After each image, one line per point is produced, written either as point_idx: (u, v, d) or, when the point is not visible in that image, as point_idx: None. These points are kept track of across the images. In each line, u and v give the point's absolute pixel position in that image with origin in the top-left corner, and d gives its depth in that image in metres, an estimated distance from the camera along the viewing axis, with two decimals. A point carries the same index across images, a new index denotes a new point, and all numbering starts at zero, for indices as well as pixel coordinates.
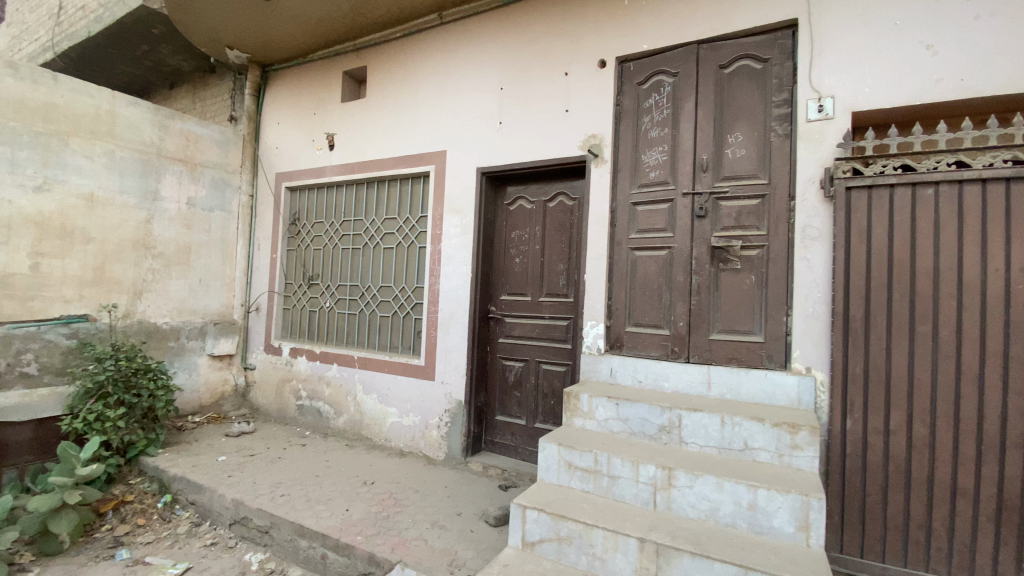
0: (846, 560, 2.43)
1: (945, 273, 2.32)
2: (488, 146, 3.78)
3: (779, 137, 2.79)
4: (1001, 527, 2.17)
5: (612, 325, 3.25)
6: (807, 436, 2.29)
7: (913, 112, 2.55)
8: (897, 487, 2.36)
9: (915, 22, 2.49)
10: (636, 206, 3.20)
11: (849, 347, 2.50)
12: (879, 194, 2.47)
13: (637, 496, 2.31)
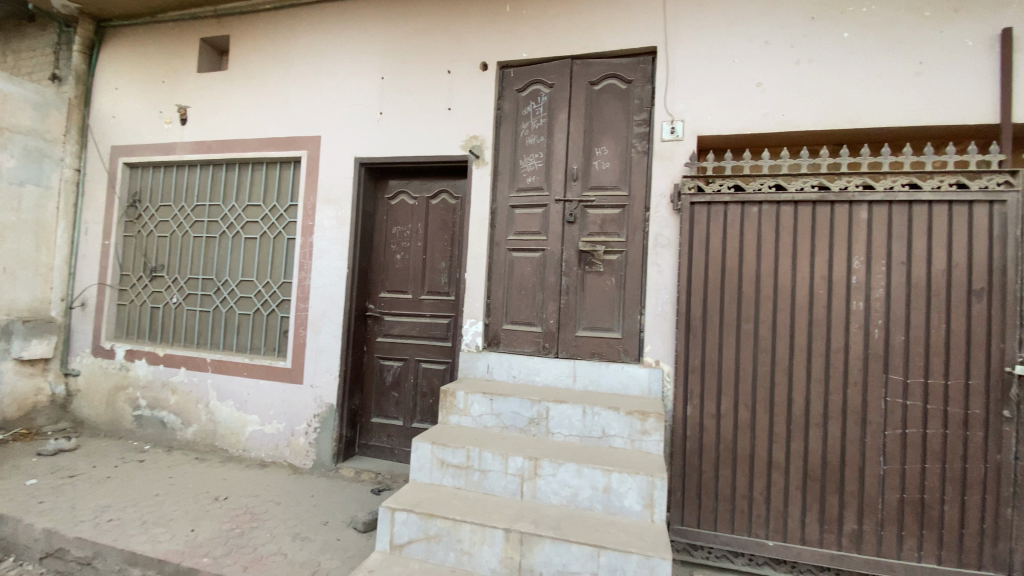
0: (686, 530, 2.76)
1: (765, 279, 2.74)
2: (367, 136, 3.63)
3: (639, 153, 3.09)
4: (806, 492, 2.62)
5: (489, 323, 3.32)
6: (654, 422, 2.56)
7: (746, 139, 2.96)
8: (727, 464, 2.74)
9: (748, 62, 2.90)
10: (514, 208, 3.31)
11: (690, 342, 2.84)
12: (716, 210, 2.83)
13: (506, 488, 2.40)
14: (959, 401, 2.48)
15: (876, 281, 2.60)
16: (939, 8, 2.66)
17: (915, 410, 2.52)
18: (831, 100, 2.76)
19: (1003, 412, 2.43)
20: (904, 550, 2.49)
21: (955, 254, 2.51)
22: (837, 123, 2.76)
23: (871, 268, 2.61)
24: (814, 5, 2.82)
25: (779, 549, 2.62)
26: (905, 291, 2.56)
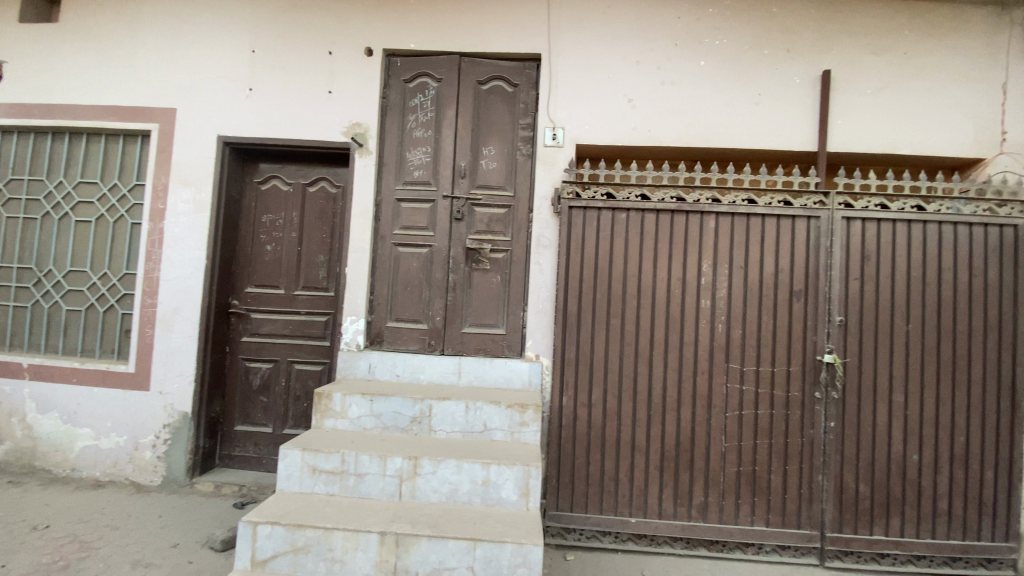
0: (560, 515, 2.91)
1: (632, 278, 2.99)
2: (235, 114, 3.29)
3: (524, 156, 3.19)
4: (662, 471, 2.92)
5: (371, 321, 3.20)
6: (532, 414, 2.66)
7: (619, 150, 3.19)
8: (596, 450, 2.95)
9: (623, 78, 3.12)
10: (398, 202, 3.22)
11: (566, 336, 2.99)
12: (592, 214, 3.01)
13: (383, 490, 2.34)
14: (782, 385, 2.92)
15: (721, 283, 2.97)
16: (775, 49, 3.09)
17: (749, 394, 2.93)
18: (691, 120, 3.08)
19: (814, 393, 2.91)
20: (741, 516, 2.89)
21: (781, 261, 2.95)
22: (694, 141, 3.08)
23: (717, 271, 2.97)
24: (678, 33, 3.12)
25: (640, 524, 2.88)
26: (744, 292, 2.96)
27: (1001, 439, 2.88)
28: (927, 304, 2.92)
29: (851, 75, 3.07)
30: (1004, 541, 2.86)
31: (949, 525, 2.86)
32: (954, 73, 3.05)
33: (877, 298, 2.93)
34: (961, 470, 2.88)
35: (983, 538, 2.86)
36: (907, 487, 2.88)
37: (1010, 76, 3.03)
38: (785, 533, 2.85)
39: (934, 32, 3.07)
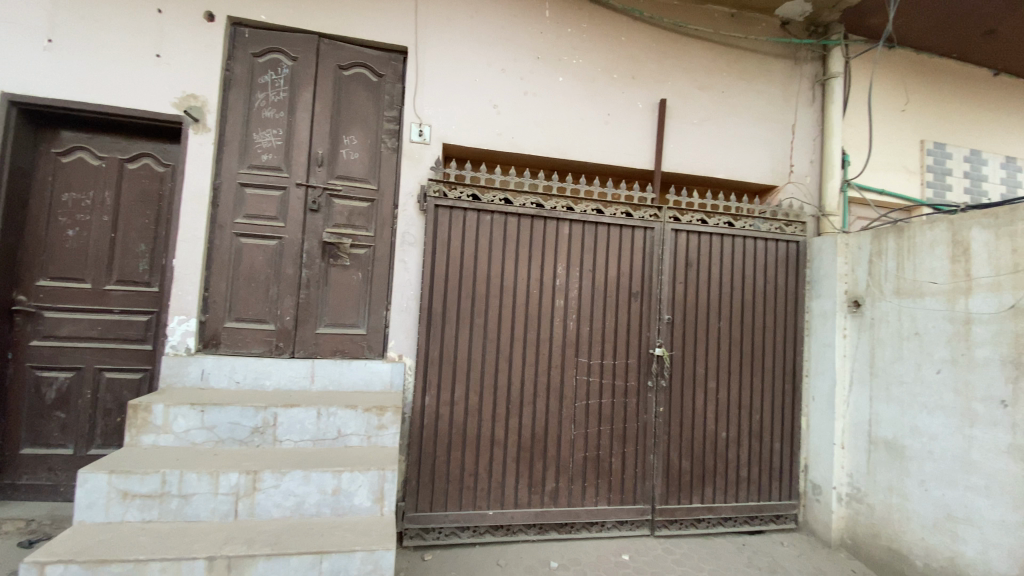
0: (419, 516, 2.89)
1: (494, 278, 3.07)
2: (24, 67, 2.67)
3: (388, 150, 3.09)
4: (519, 462, 3.06)
5: (206, 321, 2.85)
6: (391, 416, 2.60)
7: (483, 153, 3.25)
8: (457, 447, 2.98)
9: (488, 82, 3.18)
10: (242, 188, 2.91)
11: (429, 335, 2.97)
12: (456, 214, 3.03)
13: (215, 510, 2.10)
14: (622, 375, 3.25)
15: (573, 283, 3.20)
16: (623, 74, 3.40)
17: (595, 384, 3.20)
18: (551, 130, 3.26)
19: (647, 381, 3.28)
20: (587, 498, 3.15)
21: (623, 265, 3.28)
22: (554, 151, 3.27)
23: (569, 273, 3.19)
24: (541, 46, 3.27)
25: (497, 516, 2.98)
26: (592, 292, 3.22)
27: (785, 415, 3.54)
28: (735, 304, 3.47)
29: (684, 105, 3.51)
30: (787, 498, 3.52)
31: (749, 489, 3.44)
32: (760, 113, 3.65)
33: (699, 299, 3.41)
34: (757, 443, 3.47)
35: (772, 497, 3.48)
36: (719, 459, 3.39)
37: (797, 120, 3.71)
38: (623, 509, 3.18)
39: (746, 76, 3.64)
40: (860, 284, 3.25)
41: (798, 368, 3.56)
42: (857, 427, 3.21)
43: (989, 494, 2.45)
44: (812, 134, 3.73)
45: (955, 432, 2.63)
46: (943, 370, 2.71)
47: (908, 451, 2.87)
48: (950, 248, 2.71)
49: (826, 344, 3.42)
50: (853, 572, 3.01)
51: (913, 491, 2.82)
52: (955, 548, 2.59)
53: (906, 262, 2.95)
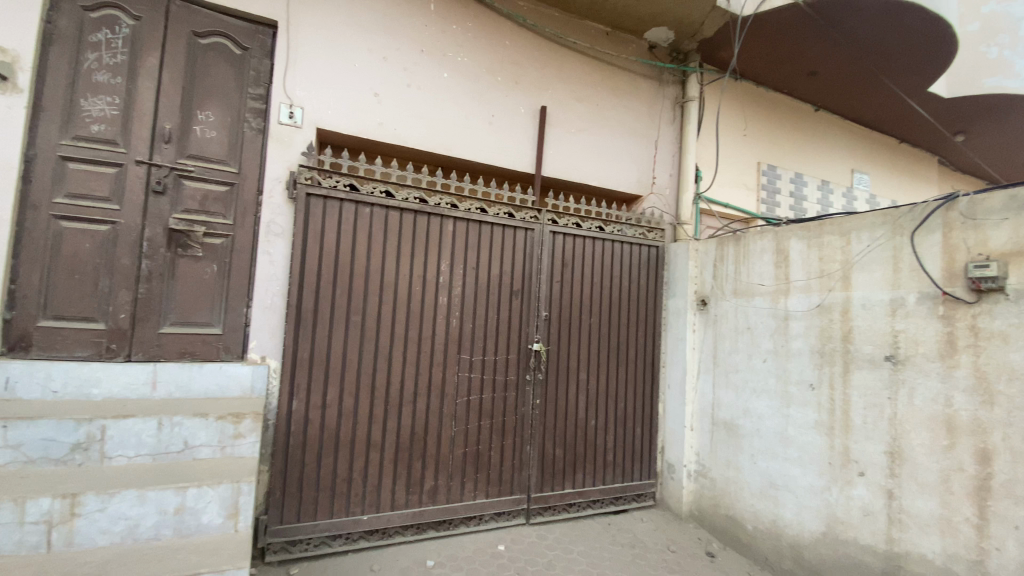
0: (285, 529, 2.69)
1: (372, 274, 2.96)
2: None
3: (252, 130, 2.82)
4: (396, 464, 2.99)
5: (13, 318, 2.36)
6: (249, 424, 2.41)
7: (362, 142, 3.12)
8: (329, 452, 2.82)
9: (368, 70, 3.05)
10: (62, 161, 2.45)
11: (299, 335, 2.77)
12: (331, 205, 2.86)
13: (22, 542, 1.75)
14: (501, 371, 3.33)
15: (454, 280, 3.19)
16: (506, 77, 3.48)
17: (475, 380, 3.23)
18: (434, 126, 3.22)
19: (525, 376, 3.41)
20: (466, 493, 3.18)
21: (504, 263, 3.36)
22: (437, 147, 3.24)
23: (451, 270, 3.18)
24: (425, 39, 3.22)
25: (372, 520, 2.89)
26: (473, 289, 3.25)
27: (646, 402, 3.90)
28: (605, 302, 3.74)
29: (562, 114, 3.69)
30: (647, 478, 3.88)
31: (614, 472, 3.73)
32: (629, 127, 3.97)
33: (573, 297, 3.61)
34: (622, 430, 3.78)
35: (635, 478, 3.82)
36: (589, 447, 3.63)
37: (661, 136, 4.10)
38: (501, 501, 3.27)
39: (618, 92, 3.93)
40: (707, 285, 3.69)
41: (657, 360, 3.95)
42: (702, 411, 3.65)
43: (801, 463, 2.92)
44: (672, 150, 4.15)
45: (776, 412, 3.09)
46: (768, 359, 3.18)
47: (742, 430, 3.32)
48: (775, 256, 3.18)
49: (679, 338, 3.83)
50: (699, 539, 3.42)
51: (746, 465, 3.27)
52: (776, 511, 3.05)
53: (741, 267, 3.41)
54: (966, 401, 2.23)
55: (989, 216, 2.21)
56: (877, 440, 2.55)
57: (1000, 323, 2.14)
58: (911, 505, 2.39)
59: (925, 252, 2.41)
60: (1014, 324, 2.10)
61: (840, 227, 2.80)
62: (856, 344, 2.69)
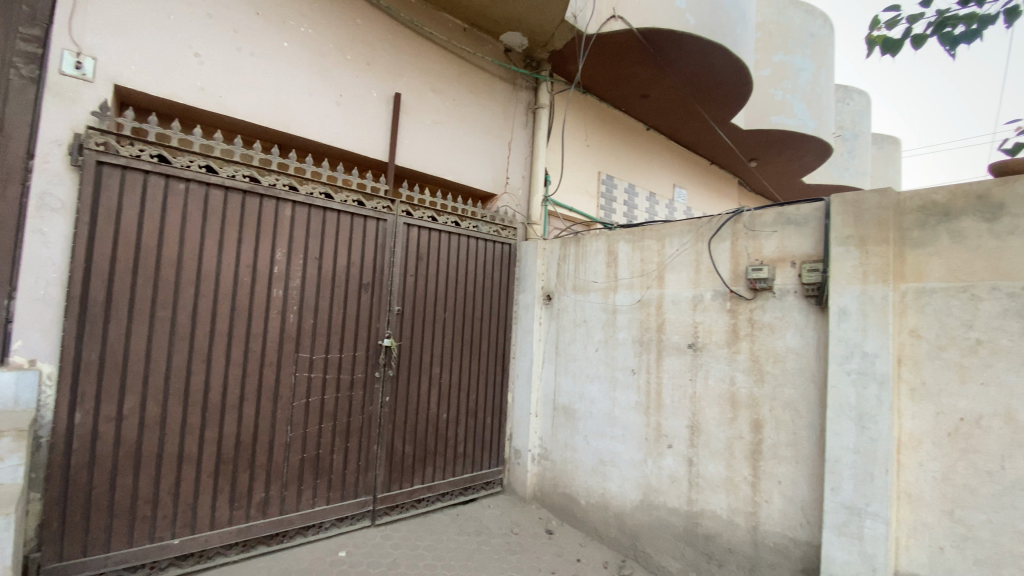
0: (63, 568, 2.23)
1: (188, 262, 2.58)
2: None
3: (20, 78, 2.21)
4: (218, 477, 2.66)
5: None
6: (9, 443, 1.93)
7: (177, 107, 2.69)
8: (127, 471, 2.40)
9: (186, 25, 2.65)
10: None
11: (85, 333, 2.30)
12: (133, 177, 2.42)
13: None
14: (347, 368, 3.16)
15: (294, 272, 2.94)
16: (357, 57, 3.30)
17: (316, 380, 3.02)
18: (270, 100, 2.92)
19: (373, 373, 3.28)
20: (303, 501, 2.96)
21: (352, 255, 3.19)
22: (274, 124, 2.95)
23: (290, 261, 2.93)
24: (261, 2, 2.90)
25: (185, 544, 2.54)
26: (316, 282, 3.03)
27: (495, 393, 4.04)
28: (457, 297, 3.76)
29: (416, 104, 3.62)
30: (494, 466, 4.03)
31: (464, 463, 3.80)
32: (484, 125, 4.05)
33: (426, 292, 3.58)
34: (472, 421, 3.86)
35: (483, 466, 3.93)
36: (439, 441, 3.64)
37: (514, 138, 4.26)
38: (344, 505, 3.12)
39: (474, 88, 3.99)
40: (552, 281, 3.94)
41: (506, 352, 4.11)
42: (545, 397, 3.90)
43: (624, 439, 3.29)
44: (524, 152, 4.34)
45: (605, 395, 3.44)
46: (599, 348, 3.51)
47: (577, 413, 3.62)
48: (607, 256, 3.53)
49: (527, 331, 4.03)
50: (540, 519, 3.67)
51: (580, 445, 3.58)
52: (604, 485, 3.39)
53: (580, 265, 3.72)
54: (745, 380, 2.72)
55: (763, 229, 2.71)
56: (682, 416, 2.98)
57: (769, 317, 2.65)
58: (706, 469, 2.84)
59: (719, 257, 2.88)
60: (778, 317, 2.61)
61: (658, 232, 3.21)
62: (667, 333, 3.11)
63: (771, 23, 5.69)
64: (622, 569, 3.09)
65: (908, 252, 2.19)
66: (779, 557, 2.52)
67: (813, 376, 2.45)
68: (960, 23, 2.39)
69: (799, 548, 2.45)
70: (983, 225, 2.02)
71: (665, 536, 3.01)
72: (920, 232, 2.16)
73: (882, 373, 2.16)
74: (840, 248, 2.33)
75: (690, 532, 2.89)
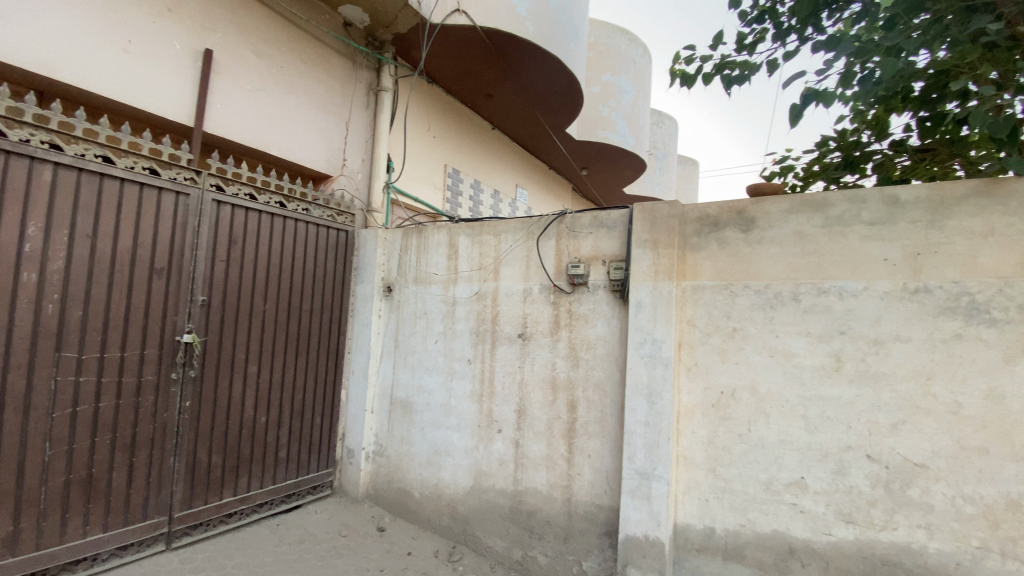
0: None
1: None
2: None
3: None
4: None
5: None
6: None
7: None
8: None
9: None
10: None
11: None
12: None
13: None
14: (134, 370, 2.66)
15: (56, 252, 2.37)
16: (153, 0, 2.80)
17: (88, 385, 2.48)
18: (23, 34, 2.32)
19: (170, 374, 2.82)
20: (68, 532, 2.42)
21: (141, 234, 2.68)
22: (29, 65, 2.35)
23: (50, 238, 2.35)
24: None
25: None
26: (88, 265, 2.48)
27: (327, 391, 3.76)
28: (282, 287, 3.42)
29: (234, 66, 3.19)
30: (324, 468, 3.77)
31: (287, 468, 3.48)
32: (318, 101, 3.74)
33: (241, 280, 3.18)
34: (298, 422, 3.54)
35: (311, 470, 3.65)
36: (256, 446, 3.27)
37: (353, 118, 4.01)
38: (126, 531, 2.63)
39: (307, 60, 3.66)
40: (392, 272, 3.81)
41: (341, 347, 3.85)
42: (382, 392, 3.77)
43: (458, 429, 3.35)
44: (365, 134, 4.11)
45: (442, 386, 3.46)
46: (438, 341, 3.51)
47: (414, 406, 3.58)
48: (447, 248, 3.54)
49: (364, 324, 3.83)
50: (372, 517, 3.55)
51: (416, 438, 3.55)
52: (437, 475, 3.41)
53: (421, 257, 3.67)
54: (564, 365, 2.97)
55: (582, 230, 2.99)
56: (511, 402, 3.15)
57: (584, 308, 2.93)
58: (530, 450, 3.05)
59: (545, 253, 3.09)
60: (591, 309, 2.91)
61: (494, 228, 3.32)
62: (500, 325, 3.24)
63: (602, 45, 6.30)
64: (452, 555, 3.15)
65: (689, 255, 2.61)
66: (588, 522, 2.82)
67: (618, 361, 2.78)
68: (735, 68, 2.97)
69: (603, 512, 2.78)
70: (740, 235, 2.50)
71: (493, 517, 3.15)
72: (698, 238, 2.59)
73: (668, 356, 2.54)
74: (639, 249, 2.68)
75: (515, 511, 3.07)
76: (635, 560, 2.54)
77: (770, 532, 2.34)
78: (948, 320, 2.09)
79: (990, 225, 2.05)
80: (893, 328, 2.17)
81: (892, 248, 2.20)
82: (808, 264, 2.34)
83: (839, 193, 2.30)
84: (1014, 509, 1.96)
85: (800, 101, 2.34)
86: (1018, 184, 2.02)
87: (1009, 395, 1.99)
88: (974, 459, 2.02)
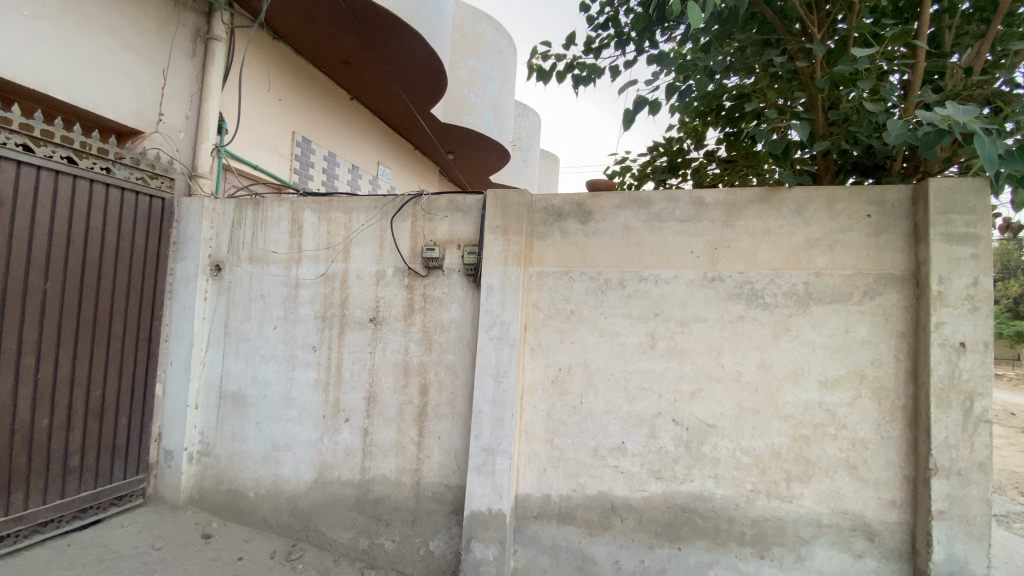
0: None
1: None
2: None
3: None
4: None
5: None
6: None
7: None
8: None
9: None
10: None
11: None
12: None
13: None
14: None
15: None
16: None
17: None
18: None
19: None
20: None
21: None
22: None
23: None
24: None
25: None
26: None
27: (135, 385, 3.20)
28: (71, 262, 2.81)
29: None
30: (133, 474, 3.22)
31: (81, 479, 2.90)
32: (126, 41, 3.12)
33: (9, 251, 2.55)
34: (97, 424, 2.97)
35: (113, 479, 3.09)
36: (35, 455, 2.68)
37: (173, 66, 3.41)
38: None
39: None
40: (222, 249, 3.38)
41: (155, 334, 3.31)
42: (209, 386, 3.34)
43: (301, 421, 3.12)
44: (190, 87, 3.53)
45: (282, 376, 3.17)
46: (278, 326, 3.21)
47: (248, 399, 3.24)
48: (290, 224, 3.23)
49: (185, 308, 3.33)
50: (195, 525, 3.15)
51: (250, 434, 3.22)
52: (275, 471, 3.15)
53: (258, 232, 3.31)
54: (416, 349, 2.93)
55: (437, 213, 2.97)
56: (360, 389, 3.02)
57: (438, 292, 2.92)
58: (378, 437, 2.96)
59: (400, 235, 3.00)
60: (445, 292, 2.91)
61: (345, 205, 3.12)
62: (350, 309, 3.07)
63: (468, 29, 6.25)
64: (291, 554, 2.94)
65: (536, 243, 2.75)
66: (436, 503, 2.85)
67: (468, 343, 2.84)
68: (584, 69, 3.18)
69: (450, 491, 2.83)
70: (579, 225, 2.70)
71: (338, 509, 3.02)
72: (544, 227, 2.74)
73: (513, 337, 2.66)
74: (491, 234, 2.74)
75: (362, 500, 2.97)
76: (478, 534, 2.63)
77: (596, 494, 2.60)
78: (735, 304, 2.50)
79: (767, 226, 2.49)
80: (695, 311, 2.54)
81: (696, 242, 2.56)
82: (634, 254, 2.62)
83: (659, 193, 2.60)
84: (775, 456, 2.44)
85: (633, 107, 2.59)
86: (788, 194, 2.48)
87: (774, 364, 2.45)
88: (749, 418, 2.47)
